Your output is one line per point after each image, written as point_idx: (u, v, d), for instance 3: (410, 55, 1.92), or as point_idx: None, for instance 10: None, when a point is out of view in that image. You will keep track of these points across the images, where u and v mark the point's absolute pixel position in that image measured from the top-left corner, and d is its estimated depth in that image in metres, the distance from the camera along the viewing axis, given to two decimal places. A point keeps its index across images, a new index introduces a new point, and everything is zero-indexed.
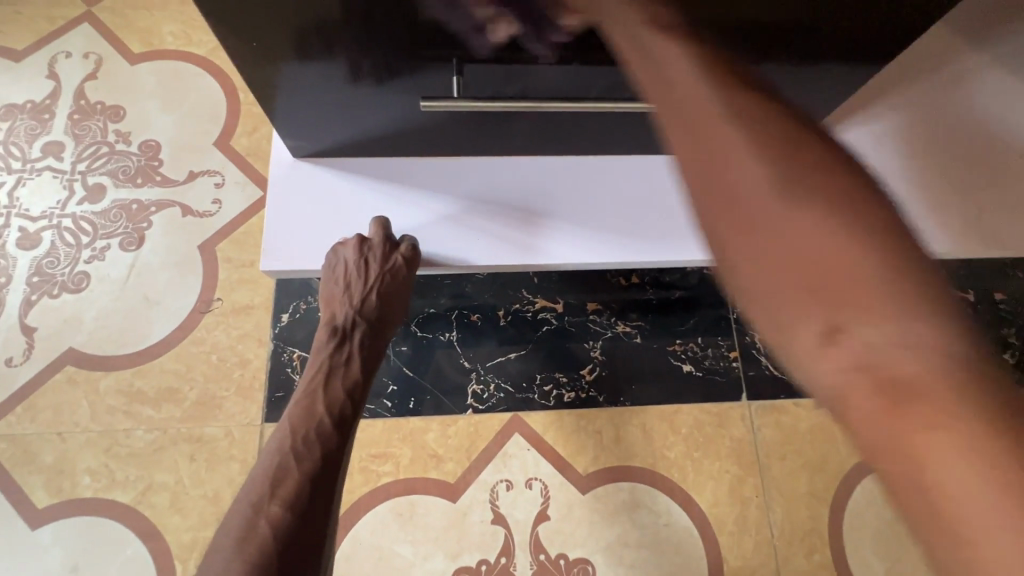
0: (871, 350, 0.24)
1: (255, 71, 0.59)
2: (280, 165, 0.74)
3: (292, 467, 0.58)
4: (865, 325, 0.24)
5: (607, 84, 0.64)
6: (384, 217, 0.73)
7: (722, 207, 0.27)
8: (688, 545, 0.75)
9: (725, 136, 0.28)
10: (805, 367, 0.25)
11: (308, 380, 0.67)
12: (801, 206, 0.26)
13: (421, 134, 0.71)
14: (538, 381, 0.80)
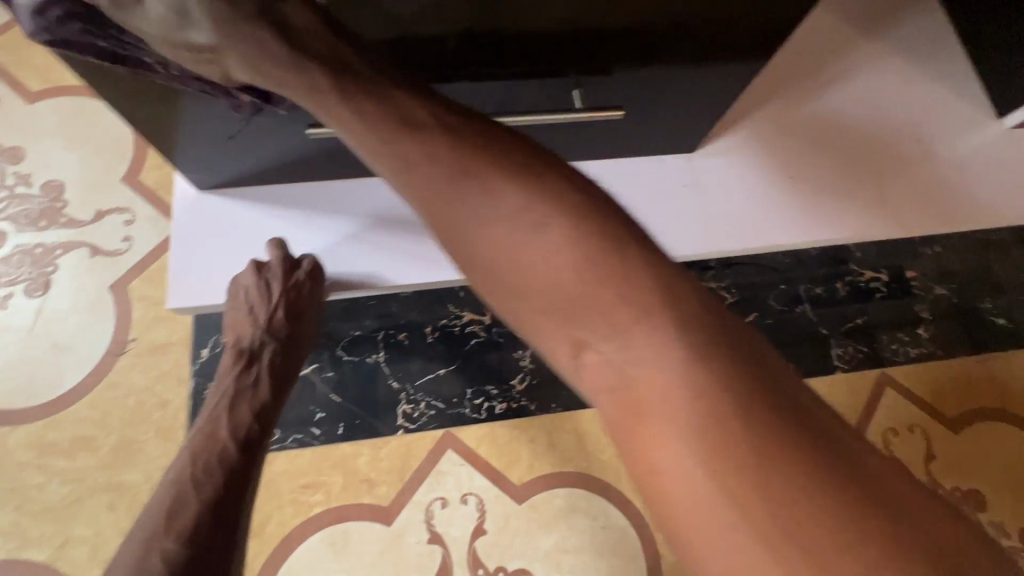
0: (606, 364, 0.35)
1: (136, 110, 0.56)
2: (180, 200, 0.72)
3: (189, 497, 0.57)
4: (610, 365, 0.35)
5: (500, 98, 0.62)
6: (282, 238, 0.73)
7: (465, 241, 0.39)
8: (625, 545, 0.75)
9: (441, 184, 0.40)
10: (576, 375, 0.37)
11: (212, 406, 0.67)
12: (500, 221, 0.38)
13: (320, 159, 0.69)
14: (469, 396, 0.80)
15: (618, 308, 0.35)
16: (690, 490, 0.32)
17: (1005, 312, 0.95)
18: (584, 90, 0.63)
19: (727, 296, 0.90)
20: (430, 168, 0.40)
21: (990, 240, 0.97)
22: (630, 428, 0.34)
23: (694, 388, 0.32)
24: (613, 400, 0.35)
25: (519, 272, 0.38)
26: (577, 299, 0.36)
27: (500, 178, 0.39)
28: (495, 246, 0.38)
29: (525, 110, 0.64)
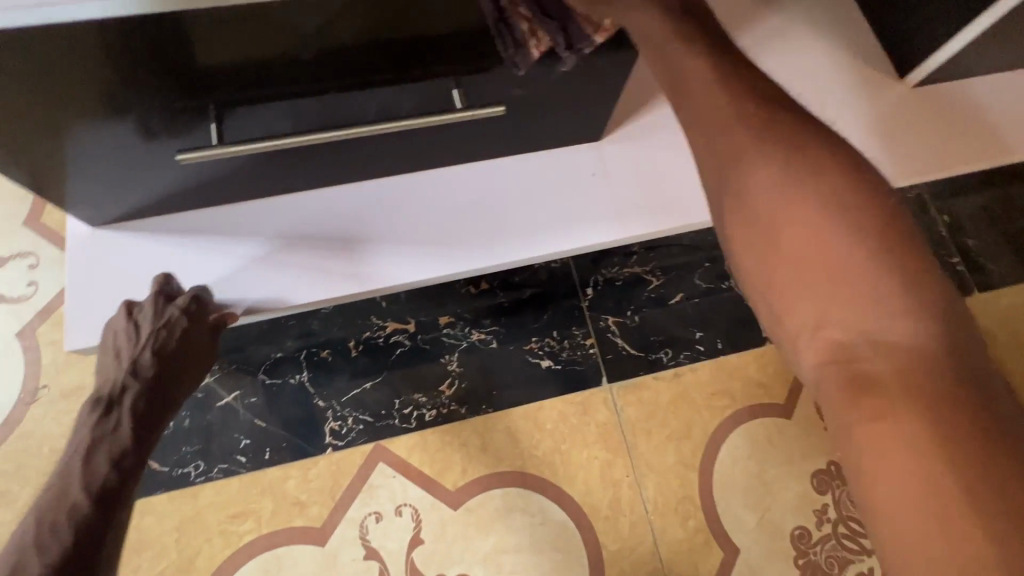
0: (848, 341, 0.41)
1: (28, 164, 0.60)
2: (82, 237, 0.72)
3: (36, 560, 0.55)
4: (855, 344, 0.41)
5: (380, 105, 0.64)
6: (170, 272, 0.73)
7: (740, 209, 0.46)
8: (565, 538, 0.75)
9: (746, 161, 0.46)
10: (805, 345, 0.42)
11: (65, 460, 0.63)
12: (804, 206, 0.44)
13: (225, 182, 0.71)
14: (397, 406, 0.79)
15: (882, 296, 0.41)
16: (901, 465, 0.37)
17: None
18: (462, 89, 0.64)
19: (654, 278, 0.90)
20: (739, 148, 0.47)
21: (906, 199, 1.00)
22: (854, 399, 0.40)
23: (937, 374, 0.39)
24: (837, 372, 0.41)
25: (788, 252, 0.43)
26: (838, 285, 0.41)
27: (808, 167, 0.45)
28: (783, 219, 0.44)
29: (407, 114, 0.65)
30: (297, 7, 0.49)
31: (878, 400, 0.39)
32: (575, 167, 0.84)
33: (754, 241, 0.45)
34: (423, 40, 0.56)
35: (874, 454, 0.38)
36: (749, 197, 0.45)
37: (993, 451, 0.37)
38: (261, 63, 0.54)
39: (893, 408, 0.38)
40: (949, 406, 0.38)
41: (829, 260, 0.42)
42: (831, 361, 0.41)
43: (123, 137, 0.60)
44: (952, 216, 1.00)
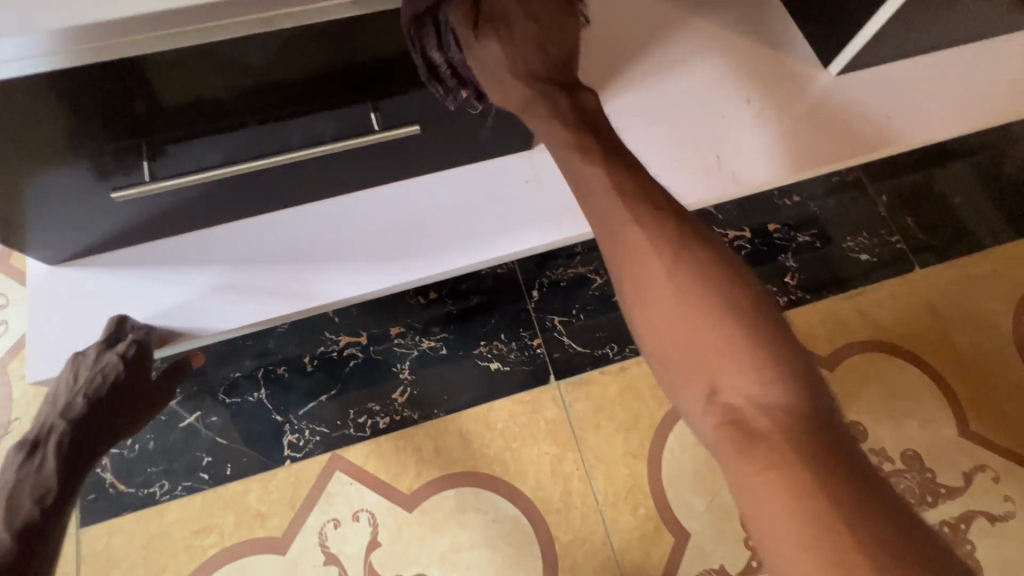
0: (733, 405, 0.47)
1: None
2: (42, 276, 0.77)
3: None
4: (740, 406, 0.47)
5: (304, 132, 0.68)
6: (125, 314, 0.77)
7: (628, 282, 0.54)
8: (518, 533, 0.78)
9: (630, 234, 0.54)
10: (694, 410, 0.50)
11: None
12: (678, 281, 0.51)
13: (173, 215, 0.75)
14: (352, 416, 0.82)
15: (756, 362, 0.47)
16: (787, 517, 0.42)
17: (867, 248, 0.99)
18: (381, 113, 0.70)
19: (598, 277, 0.92)
20: (622, 221, 0.54)
21: (844, 183, 1.02)
22: (736, 460, 0.46)
23: (802, 430, 0.45)
24: (725, 434, 0.47)
25: (666, 325, 0.51)
26: (721, 357, 0.48)
27: (687, 254, 0.52)
28: (668, 298, 0.51)
29: (331, 138, 0.70)
30: (239, 44, 0.53)
31: (766, 456, 0.44)
32: (509, 176, 0.87)
33: (641, 314, 0.53)
34: (332, 70, 0.61)
35: (757, 504, 0.44)
36: (631, 274, 0.54)
37: (867, 503, 0.42)
38: (201, 101, 0.59)
39: (776, 462, 0.44)
40: (825, 464, 0.43)
41: (710, 331, 0.49)
42: (725, 421, 0.47)
43: (67, 182, 0.65)
44: (890, 196, 1.02)
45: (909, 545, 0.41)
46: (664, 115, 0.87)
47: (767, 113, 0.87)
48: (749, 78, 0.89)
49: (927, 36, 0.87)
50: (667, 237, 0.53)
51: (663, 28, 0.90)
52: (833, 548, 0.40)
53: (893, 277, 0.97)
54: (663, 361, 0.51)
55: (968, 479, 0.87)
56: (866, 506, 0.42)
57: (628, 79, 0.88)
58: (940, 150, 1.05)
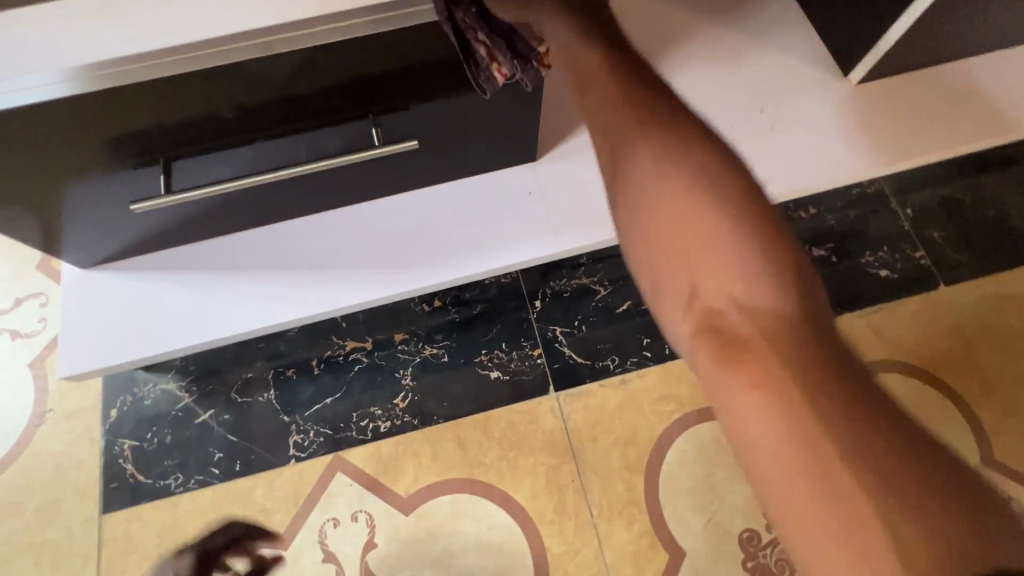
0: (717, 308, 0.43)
1: (21, 223, 0.70)
2: (76, 279, 0.83)
3: None
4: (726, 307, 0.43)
5: (309, 147, 0.71)
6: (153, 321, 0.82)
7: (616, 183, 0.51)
8: (511, 541, 0.79)
9: (624, 131, 0.51)
10: (673, 317, 0.46)
11: None
12: (670, 178, 0.48)
13: (192, 224, 0.80)
14: (355, 419, 0.85)
15: (746, 264, 0.43)
16: (773, 431, 0.38)
17: (887, 263, 0.95)
18: (382, 129, 0.72)
19: (602, 288, 0.92)
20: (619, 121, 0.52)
21: (865, 195, 0.98)
22: (717, 366, 0.41)
23: (797, 334, 0.41)
24: (705, 336, 0.43)
25: (651, 227, 0.48)
26: (706, 254, 0.45)
27: (684, 157, 0.49)
28: (661, 206, 0.48)
29: (336, 153, 0.73)
30: (267, 63, 0.57)
31: (749, 362, 0.40)
32: (513, 188, 0.88)
33: (626, 216, 0.50)
34: (337, 88, 0.63)
35: (739, 416, 0.39)
36: (621, 172, 0.51)
37: (878, 418, 0.37)
38: (221, 116, 0.63)
39: (763, 371, 0.39)
40: (817, 371, 0.39)
41: (699, 236, 0.45)
42: (703, 327, 0.43)
43: (96, 192, 0.70)
44: (915, 209, 0.98)
45: (922, 462, 0.36)
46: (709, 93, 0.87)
47: (805, 106, 0.86)
48: (794, 71, 0.87)
49: (954, 42, 0.83)
50: (670, 143, 0.50)
51: (678, 36, 0.89)
52: (831, 467, 0.36)
53: (916, 294, 0.93)
54: (643, 264, 0.48)
55: None
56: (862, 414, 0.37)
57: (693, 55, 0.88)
58: (971, 162, 1.00)
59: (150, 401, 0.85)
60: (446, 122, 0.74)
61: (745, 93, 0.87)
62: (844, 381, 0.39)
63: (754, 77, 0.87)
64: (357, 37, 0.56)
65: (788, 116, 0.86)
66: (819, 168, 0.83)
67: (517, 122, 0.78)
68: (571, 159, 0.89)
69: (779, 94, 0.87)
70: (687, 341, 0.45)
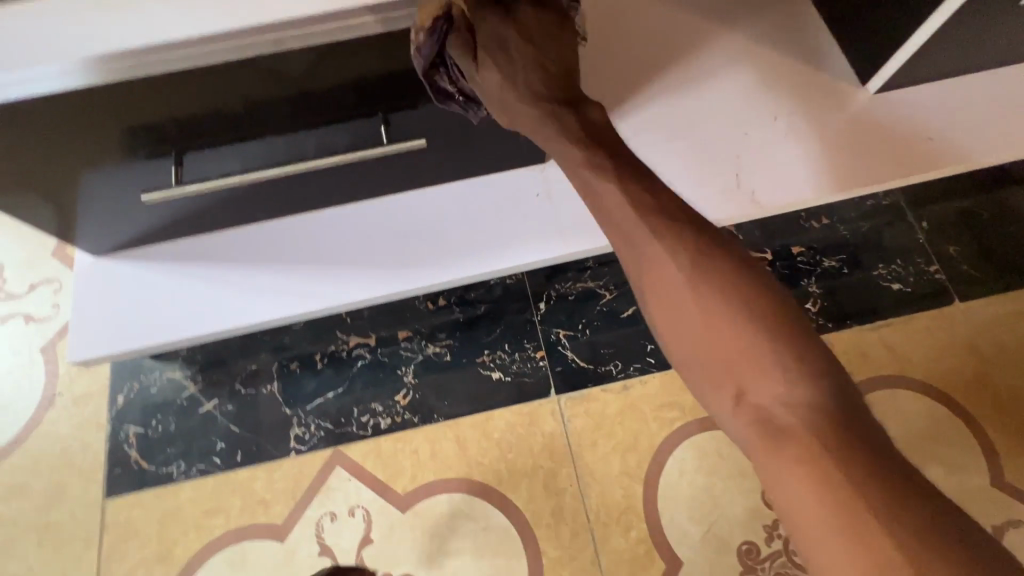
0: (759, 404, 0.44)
1: (37, 209, 0.72)
2: (88, 266, 0.85)
3: None
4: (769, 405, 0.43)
5: (319, 142, 0.72)
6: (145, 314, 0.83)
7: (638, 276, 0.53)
8: (507, 543, 0.79)
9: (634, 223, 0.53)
10: (720, 412, 0.46)
11: None
12: (688, 272, 0.49)
13: (202, 216, 0.81)
14: (356, 415, 0.85)
15: (780, 357, 0.44)
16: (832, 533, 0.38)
17: (900, 276, 0.93)
18: (391, 126, 0.72)
19: (607, 293, 0.91)
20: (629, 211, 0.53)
21: (880, 207, 0.96)
22: (767, 466, 0.42)
23: (840, 429, 0.41)
24: (753, 433, 0.43)
25: (680, 321, 0.49)
26: (739, 350, 0.45)
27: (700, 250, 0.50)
28: (683, 301, 0.49)
29: (345, 149, 0.73)
30: (278, 59, 0.57)
31: (797, 464, 0.41)
32: (520, 189, 0.88)
33: (656, 309, 0.51)
34: (348, 86, 0.64)
35: (799, 516, 0.40)
36: (639, 266, 0.52)
37: (929, 507, 0.38)
38: (232, 110, 0.63)
39: (814, 472, 0.40)
40: (867, 469, 0.39)
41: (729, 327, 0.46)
42: (749, 423, 0.44)
43: (108, 182, 0.71)
44: (931, 222, 0.96)
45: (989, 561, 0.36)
46: (673, 134, 0.86)
47: (770, 129, 0.86)
48: (762, 90, 0.87)
49: (977, 51, 0.82)
50: (682, 238, 0.51)
51: (691, 40, 0.89)
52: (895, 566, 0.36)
53: (929, 309, 0.91)
54: (681, 356, 0.49)
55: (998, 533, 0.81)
56: (916, 514, 0.37)
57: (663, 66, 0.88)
58: (992, 176, 0.97)
59: (156, 389, 0.86)
60: (455, 122, 0.74)
61: (710, 112, 0.87)
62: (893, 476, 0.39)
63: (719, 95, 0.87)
64: (369, 35, 0.57)
65: (750, 138, 0.86)
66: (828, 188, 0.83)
67: None
68: None
69: (743, 113, 0.86)
70: (737, 435, 0.45)
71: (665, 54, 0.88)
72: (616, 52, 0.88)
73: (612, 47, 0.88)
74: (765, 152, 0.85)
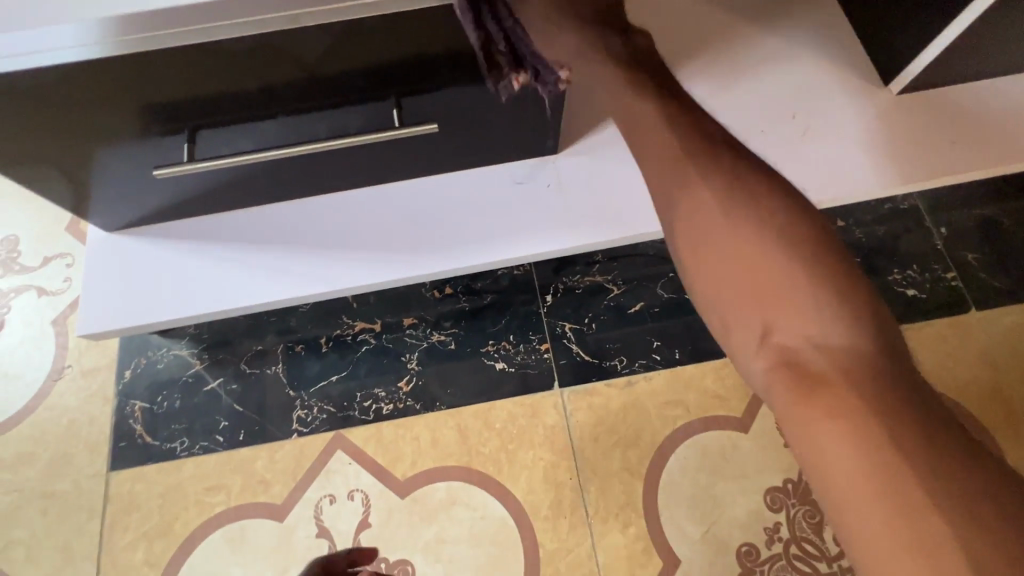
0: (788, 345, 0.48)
1: (56, 184, 0.73)
2: (100, 241, 0.85)
3: None
4: (800, 346, 0.47)
5: (330, 124, 0.72)
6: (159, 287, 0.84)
7: (680, 225, 0.55)
8: (504, 533, 0.79)
9: (682, 175, 0.56)
10: (746, 353, 0.50)
11: None
12: (734, 221, 0.52)
13: (213, 195, 0.81)
14: (358, 399, 0.86)
15: (817, 304, 0.48)
16: (856, 457, 0.42)
17: (915, 282, 0.91)
18: (404, 110, 0.72)
19: (615, 288, 0.91)
20: (676, 165, 0.56)
21: (897, 211, 0.95)
22: (796, 401, 0.46)
23: (869, 368, 0.45)
24: (780, 371, 0.47)
25: (720, 269, 0.52)
26: (777, 295, 0.49)
27: (751, 206, 0.52)
28: (726, 249, 0.52)
29: (356, 132, 0.73)
30: (294, 38, 0.57)
31: (825, 398, 0.45)
32: (531, 180, 0.87)
33: (693, 256, 0.54)
34: (363, 70, 0.64)
35: (821, 444, 0.44)
36: (683, 215, 0.55)
37: (937, 440, 0.42)
38: (249, 90, 0.63)
39: (842, 404, 0.44)
40: (890, 403, 0.43)
41: (773, 277, 0.49)
42: (778, 363, 0.48)
43: (123, 158, 0.71)
44: (950, 228, 0.94)
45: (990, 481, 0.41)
46: (736, 107, 0.84)
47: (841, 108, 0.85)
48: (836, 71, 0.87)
49: (1004, 52, 0.80)
50: (731, 190, 0.54)
51: (737, 26, 0.88)
52: (906, 485, 0.41)
53: (943, 316, 0.89)
54: (713, 302, 0.52)
55: None
56: (932, 442, 0.42)
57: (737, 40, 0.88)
58: (1015, 184, 0.95)
59: (163, 365, 0.87)
60: (468, 109, 0.74)
61: (785, 85, 0.86)
62: (915, 411, 0.43)
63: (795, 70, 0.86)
64: (382, 15, 0.56)
65: (825, 113, 0.85)
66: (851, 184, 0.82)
67: (540, 113, 0.77)
68: (592, 155, 0.88)
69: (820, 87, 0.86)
70: (761, 375, 0.49)
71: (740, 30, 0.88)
72: (687, 26, 0.88)
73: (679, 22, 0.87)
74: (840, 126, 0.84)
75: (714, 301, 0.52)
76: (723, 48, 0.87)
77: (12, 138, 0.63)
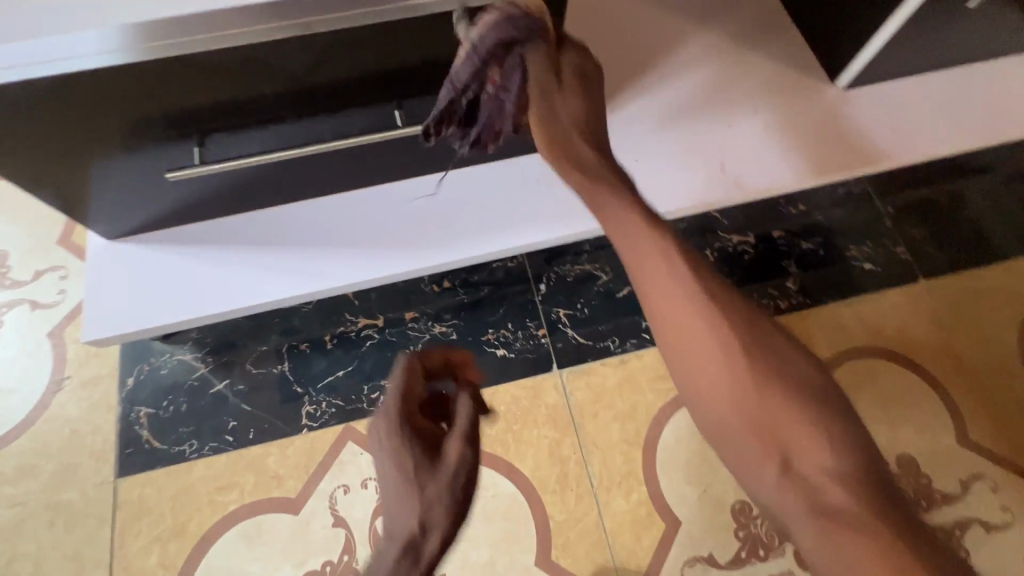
0: (801, 480, 0.49)
1: (62, 193, 0.74)
2: (100, 249, 0.86)
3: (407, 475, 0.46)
4: (811, 480, 0.49)
5: (335, 126, 0.76)
6: (164, 292, 0.85)
7: (679, 355, 0.54)
8: (515, 509, 0.82)
9: (673, 300, 0.54)
10: (764, 487, 0.51)
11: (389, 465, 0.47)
12: (732, 349, 0.53)
13: (217, 199, 0.84)
14: (365, 391, 0.88)
15: (819, 435, 0.50)
16: None
17: (870, 257, 1.01)
18: (404, 111, 0.77)
19: (604, 274, 0.97)
20: (667, 287, 0.54)
21: (851, 194, 1.05)
22: (818, 537, 0.48)
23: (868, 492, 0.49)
24: (801, 506, 0.49)
25: (725, 403, 0.52)
26: (784, 426, 0.50)
27: (747, 334, 0.54)
28: (729, 380, 0.52)
29: (360, 134, 0.77)
30: (306, 44, 0.61)
31: (844, 534, 0.47)
32: (522, 175, 0.93)
33: (697, 388, 0.53)
34: (369, 74, 0.69)
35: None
36: (681, 342, 0.54)
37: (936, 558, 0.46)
38: (261, 96, 0.67)
39: (860, 542, 0.46)
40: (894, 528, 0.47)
41: (777, 410, 0.51)
42: (793, 497, 0.49)
43: (131, 165, 0.73)
44: (897, 208, 1.04)
45: None
46: (653, 124, 0.95)
47: (750, 123, 0.95)
48: (747, 89, 0.97)
49: (933, 49, 0.92)
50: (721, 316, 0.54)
51: (673, 43, 0.99)
52: None
53: (896, 285, 0.99)
54: (723, 437, 0.52)
55: (965, 487, 0.87)
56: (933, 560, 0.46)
57: (662, 61, 0.98)
58: (951, 167, 1.07)
59: (167, 370, 0.88)
60: None
61: (696, 104, 0.96)
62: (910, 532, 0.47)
63: (706, 90, 0.97)
64: (390, 21, 0.61)
65: (732, 128, 0.95)
66: (809, 164, 0.93)
67: None
68: None
69: (728, 103, 0.96)
70: (783, 509, 0.50)
71: (671, 49, 0.99)
72: (628, 44, 0.98)
73: (621, 41, 0.98)
74: (745, 140, 0.94)
75: (725, 435, 0.52)
76: (652, 67, 0.98)
77: (25, 145, 0.65)
